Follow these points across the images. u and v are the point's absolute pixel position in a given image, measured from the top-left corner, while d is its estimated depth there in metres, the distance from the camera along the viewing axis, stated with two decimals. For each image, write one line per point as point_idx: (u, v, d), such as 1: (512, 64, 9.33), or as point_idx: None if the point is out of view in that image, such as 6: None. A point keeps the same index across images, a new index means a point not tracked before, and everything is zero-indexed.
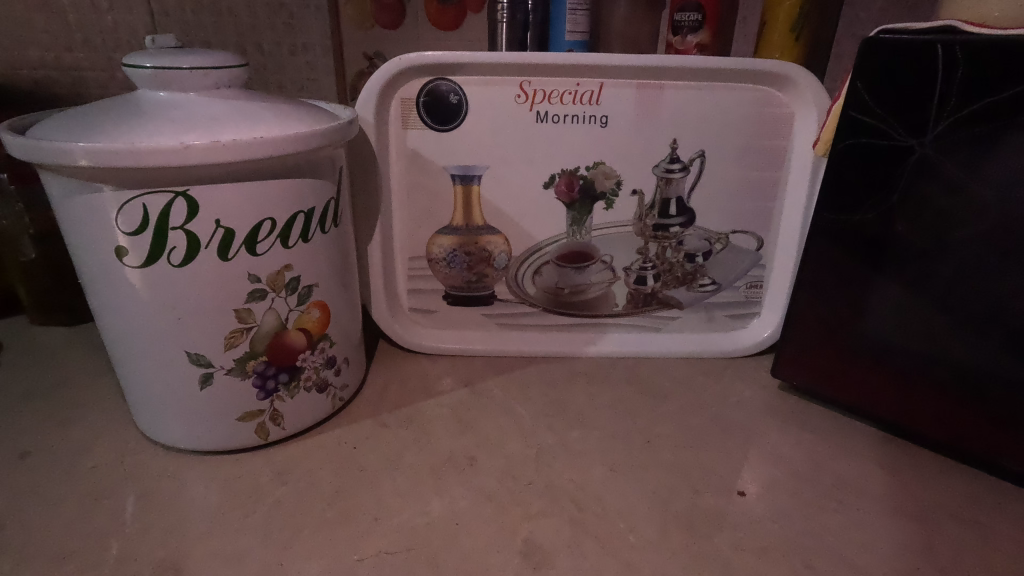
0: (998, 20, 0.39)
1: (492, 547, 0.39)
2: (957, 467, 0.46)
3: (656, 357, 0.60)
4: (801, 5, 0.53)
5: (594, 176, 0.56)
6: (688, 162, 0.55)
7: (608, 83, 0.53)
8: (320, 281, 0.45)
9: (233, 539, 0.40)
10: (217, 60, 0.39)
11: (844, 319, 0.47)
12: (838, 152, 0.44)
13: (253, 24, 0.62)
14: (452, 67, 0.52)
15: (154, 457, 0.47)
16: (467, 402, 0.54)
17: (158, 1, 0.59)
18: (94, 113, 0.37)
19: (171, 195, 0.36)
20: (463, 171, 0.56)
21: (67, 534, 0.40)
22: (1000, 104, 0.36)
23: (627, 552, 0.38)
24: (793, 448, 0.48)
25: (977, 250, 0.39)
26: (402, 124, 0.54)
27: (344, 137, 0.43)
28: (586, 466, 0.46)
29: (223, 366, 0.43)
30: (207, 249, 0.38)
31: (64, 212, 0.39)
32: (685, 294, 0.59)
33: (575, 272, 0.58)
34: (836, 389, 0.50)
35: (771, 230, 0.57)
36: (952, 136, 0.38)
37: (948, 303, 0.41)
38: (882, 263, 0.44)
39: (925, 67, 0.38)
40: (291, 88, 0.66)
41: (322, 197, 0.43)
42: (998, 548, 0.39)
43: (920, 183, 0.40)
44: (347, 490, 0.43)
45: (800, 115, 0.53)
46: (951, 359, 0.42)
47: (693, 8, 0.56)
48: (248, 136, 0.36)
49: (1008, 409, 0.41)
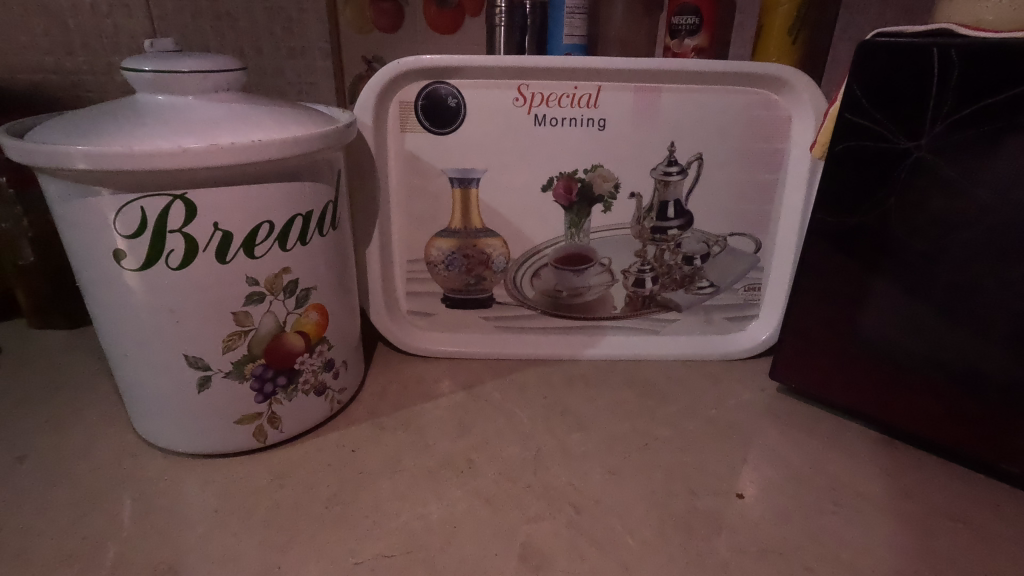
0: (992, 24, 0.39)
1: (490, 550, 0.39)
2: (956, 469, 0.46)
3: (655, 360, 0.60)
4: (798, 8, 0.54)
5: (592, 179, 0.56)
6: (686, 165, 0.55)
7: (605, 86, 0.53)
8: (319, 284, 0.45)
9: (230, 542, 0.40)
10: (215, 64, 0.39)
11: (842, 322, 0.47)
12: (835, 155, 0.44)
13: (252, 28, 0.62)
14: (450, 70, 0.52)
15: (152, 460, 0.47)
16: (465, 405, 0.53)
17: (157, 5, 0.59)
18: (92, 116, 0.38)
19: (169, 199, 0.37)
20: (461, 174, 0.56)
21: (64, 537, 0.40)
22: (996, 106, 0.36)
23: (626, 554, 0.38)
24: (792, 450, 0.48)
25: (973, 252, 0.39)
26: (400, 127, 0.54)
27: (342, 141, 0.43)
28: (584, 468, 0.46)
29: (221, 369, 0.43)
30: (205, 252, 0.38)
31: (62, 215, 0.39)
32: (683, 297, 0.59)
33: (573, 275, 0.59)
34: (834, 392, 0.50)
35: (769, 233, 0.57)
36: (948, 139, 0.39)
37: (945, 305, 0.41)
38: (880, 265, 0.44)
39: (921, 70, 0.38)
40: (290, 91, 0.66)
41: (321, 200, 0.43)
42: (997, 550, 0.39)
43: (917, 186, 0.41)
44: (345, 493, 0.43)
45: (797, 118, 0.53)
46: (948, 361, 0.42)
47: (690, 12, 0.56)
48: (246, 139, 0.36)
49: (1006, 411, 0.41)
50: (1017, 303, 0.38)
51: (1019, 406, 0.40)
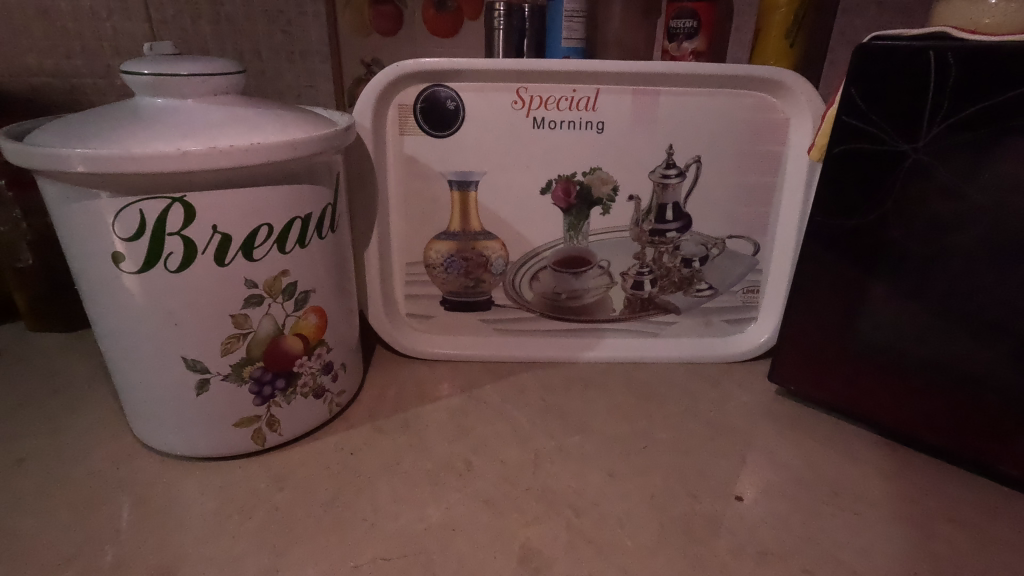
0: (989, 27, 0.39)
1: (489, 553, 0.39)
2: (954, 471, 0.46)
3: (654, 362, 0.60)
4: (795, 11, 0.54)
5: (590, 182, 0.56)
6: (684, 167, 0.55)
7: (604, 89, 0.53)
8: (317, 286, 0.45)
9: (229, 546, 0.39)
10: (215, 68, 0.39)
11: (841, 324, 0.47)
12: (833, 157, 0.44)
13: (251, 31, 0.62)
14: (449, 74, 0.52)
15: (150, 464, 0.47)
16: (464, 408, 0.53)
17: (156, 8, 0.59)
18: (91, 120, 0.38)
19: (168, 201, 0.37)
20: (460, 177, 0.56)
21: (62, 540, 0.40)
22: (992, 109, 0.36)
23: (626, 557, 0.38)
24: (791, 452, 0.48)
25: (971, 254, 0.39)
26: (399, 130, 0.54)
27: (342, 144, 0.43)
28: (583, 471, 0.46)
29: (220, 372, 0.43)
30: (204, 254, 0.38)
31: (61, 218, 0.39)
32: (682, 299, 0.59)
33: (572, 278, 0.59)
34: (833, 394, 0.50)
35: (767, 235, 0.57)
36: (945, 142, 0.39)
37: (943, 307, 0.41)
38: (878, 267, 0.44)
39: (918, 73, 0.39)
40: (289, 94, 0.66)
41: (320, 203, 0.43)
42: (996, 552, 0.39)
43: (914, 188, 0.41)
44: (344, 496, 0.43)
45: (795, 121, 0.53)
46: (947, 363, 0.42)
47: (688, 15, 0.56)
48: (245, 142, 0.36)
49: (1004, 413, 0.41)
50: (1015, 305, 0.38)
51: (1017, 408, 0.40)
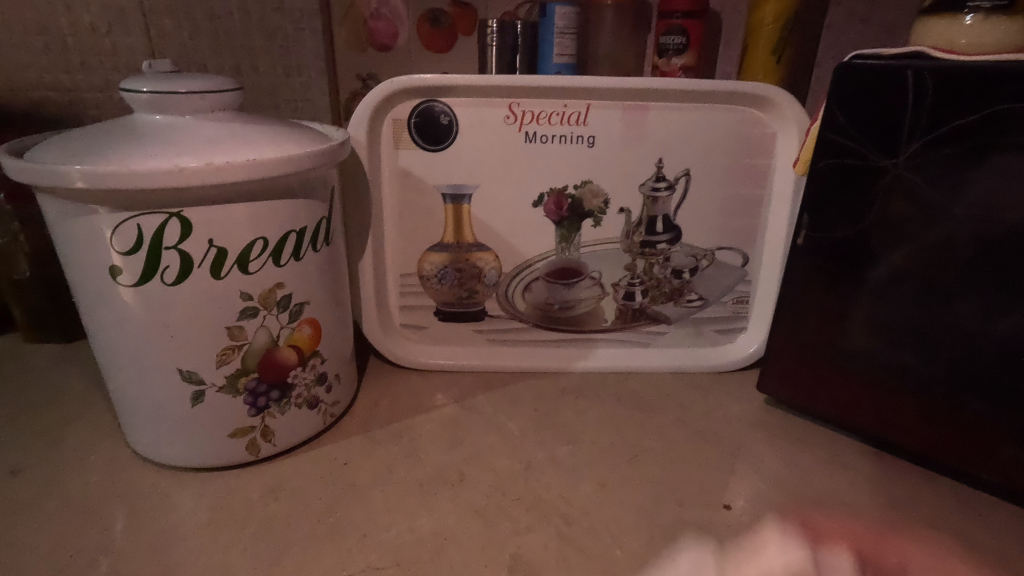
0: (964, 47, 0.40)
1: (480, 562, 0.39)
2: (939, 479, 0.47)
3: (645, 372, 0.61)
4: (781, 29, 0.55)
5: (582, 195, 0.57)
6: (673, 181, 0.56)
7: (594, 105, 0.54)
8: (312, 299, 0.46)
9: (222, 555, 0.40)
10: (213, 85, 0.40)
11: (827, 335, 0.48)
12: (818, 171, 0.45)
13: (249, 46, 0.63)
14: (443, 89, 0.54)
15: (145, 475, 0.47)
16: (457, 418, 0.54)
17: (156, 24, 0.60)
18: (90, 136, 0.38)
19: (165, 216, 0.37)
20: (454, 190, 0.57)
21: (56, 551, 0.40)
22: (967, 125, 0.38)
23: (615, 566, 0.39)
24: (779, 461, 0.49)
25: (950, 265, 0.40)
26: (394, 144, 0.55)
27: (336, 159, 0.44)
28: (574, 480, 0.46)
29: (215, 384, 0.43)
30: (200, 268, 0.39)
31: (59, 233, 0.39)
32: (673, 310, 0.60)
33: (564, 289, 0.59)
34: (820, 403, 0.51)
35: (756, 247, 0.58)
36: (923, 157, 0.40)
37: (922, 316, 0.42)
38: (864, 279, 0.45)
39: (897, 91, 0.40)
40: (286, 108, 0.67)
41: (315, 216, 0.44)
42: (978, 559, 0.40)
43: (895, 202, 0.42)
44: (337, 506, 0.44)
45: (782, 135, 0.54)
46: (927, 371, 0.43)
47: (677, 32, 0.57)
48: (241, 158, 0.37)
49: (983, 421, 0.42)
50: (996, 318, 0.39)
51: (997, 417, 0.41)
